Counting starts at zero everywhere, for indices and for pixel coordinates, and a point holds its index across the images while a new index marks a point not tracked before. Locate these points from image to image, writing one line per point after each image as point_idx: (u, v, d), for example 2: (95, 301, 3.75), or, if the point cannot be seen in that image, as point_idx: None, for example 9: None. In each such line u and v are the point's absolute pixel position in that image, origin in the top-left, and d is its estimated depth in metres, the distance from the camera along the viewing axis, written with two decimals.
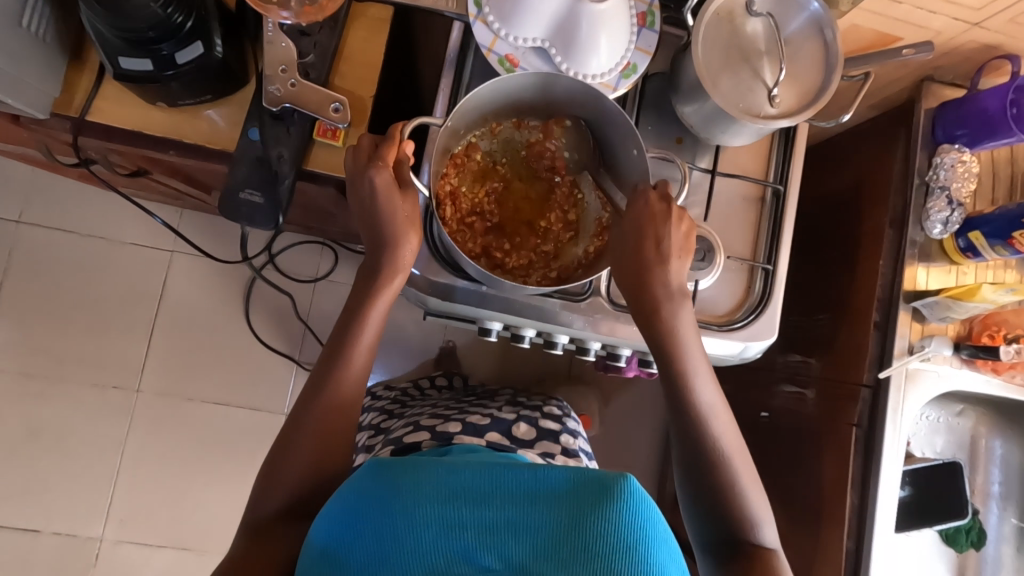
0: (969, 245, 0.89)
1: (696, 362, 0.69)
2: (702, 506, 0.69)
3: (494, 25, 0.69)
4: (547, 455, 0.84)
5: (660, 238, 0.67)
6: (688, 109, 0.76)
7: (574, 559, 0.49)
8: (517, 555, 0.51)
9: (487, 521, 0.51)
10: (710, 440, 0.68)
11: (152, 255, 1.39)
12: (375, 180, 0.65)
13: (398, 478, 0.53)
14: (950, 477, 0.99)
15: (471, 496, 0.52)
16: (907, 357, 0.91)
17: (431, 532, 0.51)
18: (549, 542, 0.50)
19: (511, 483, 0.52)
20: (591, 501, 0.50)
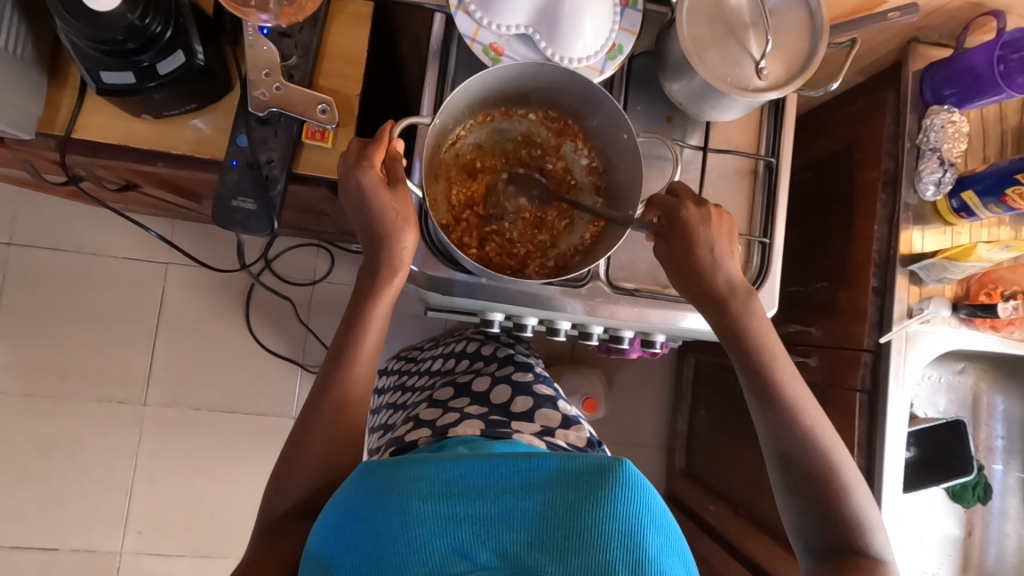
0: (962, 205, 0.89)
1: (777, 353, 0.71)
2: (808, 510, 0.67)
3: (476, 14, 0.68)
4: (546, 431, 0.82)
5: (709, 242, 0.69)
6: (676, 87, 0.75)
7: (570, 543, 0.50)
8: (513, 547, 0.51)
9: (485, 512, 0.51)
10: (805, 434, 0.68)
11: (148, 268, 1.38)
12: (362, 180, 0.65)
13: (394, 476, 0.54)
14: (952, 435, 1.01)
15: (466, 488, 0.53)
16: (906, 321, 0.92)
17: (425, 530, 0.51)
18: (545, 528, 0.51)
19: (505, 474, 0.53)
20: (585, 482, 0.51)
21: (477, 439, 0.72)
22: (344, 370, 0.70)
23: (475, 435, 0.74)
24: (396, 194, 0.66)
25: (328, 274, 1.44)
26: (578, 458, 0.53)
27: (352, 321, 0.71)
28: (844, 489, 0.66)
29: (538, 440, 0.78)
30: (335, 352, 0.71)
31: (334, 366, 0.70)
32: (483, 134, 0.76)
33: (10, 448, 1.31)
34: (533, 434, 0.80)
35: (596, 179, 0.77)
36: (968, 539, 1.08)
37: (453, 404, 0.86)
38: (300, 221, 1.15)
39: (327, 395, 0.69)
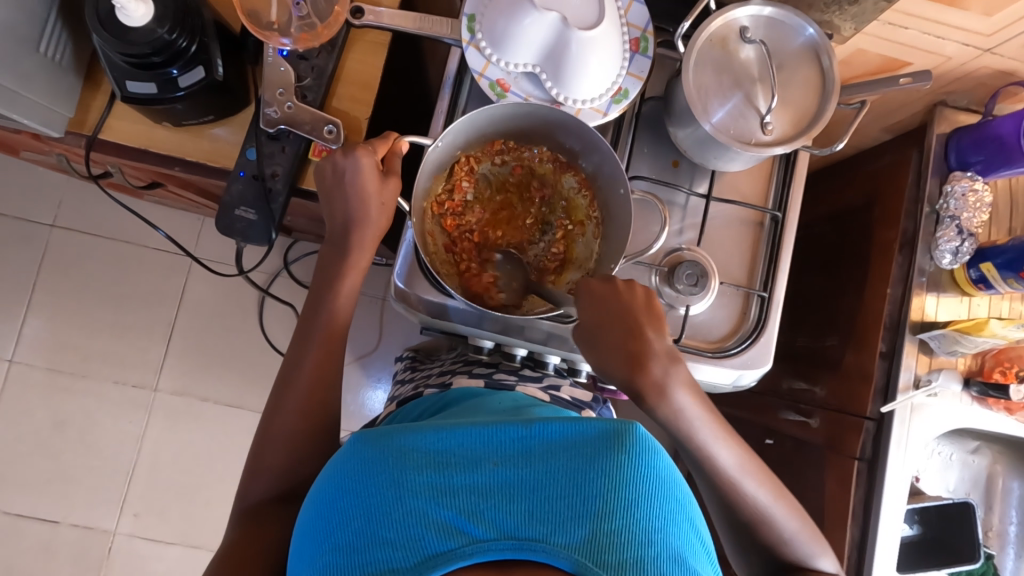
0: (981, 276, 0.85)
1: (705, 431, 0.66)
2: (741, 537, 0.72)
3: (486, 50, 0.70)
4: (551, 386, 0.82)
5: (630, 317, 0.66)
6: (681, 134, 0.75)
7: (575, 508, 0.48)
8: (514, 518, 0.48)
9: (485, 479, 0.50)
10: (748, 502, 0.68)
11: (173, 260, 1.44)
12: (359, 163, 0.68)
13: (391, 446, 0.53)
14: (961, 520, 0.95)
15: (464, 458, 0.52)
16: (912, 391, 0.88)
17: (421, 500, 0.49)
18: (549, 494, 0.49)
19: (507, 442, 0.53)
20: (587, 446, 0.52)
21: (478, 391, 0.77)
22: (314, 377, 0.71)
23: (478, 387, 0.78)
24: (386, 185, 0.70)
25: None
26: (579, 423, 0.54)
27: (328, 324, 0.72)
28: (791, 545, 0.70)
29: (540, 393, 0.79)
30: (296, 354, 0.71)
31: (298, 363, 0.71)
32: (493, 168, 0.77)
33: (26, 420, 1.37)
34: (537, 388, 0.80)
35: (599, 230, 0.75)
36: None
37: (462, 367, 0.85)
38: (316, 229, 1.19)
39: (287, 396, 0.70)
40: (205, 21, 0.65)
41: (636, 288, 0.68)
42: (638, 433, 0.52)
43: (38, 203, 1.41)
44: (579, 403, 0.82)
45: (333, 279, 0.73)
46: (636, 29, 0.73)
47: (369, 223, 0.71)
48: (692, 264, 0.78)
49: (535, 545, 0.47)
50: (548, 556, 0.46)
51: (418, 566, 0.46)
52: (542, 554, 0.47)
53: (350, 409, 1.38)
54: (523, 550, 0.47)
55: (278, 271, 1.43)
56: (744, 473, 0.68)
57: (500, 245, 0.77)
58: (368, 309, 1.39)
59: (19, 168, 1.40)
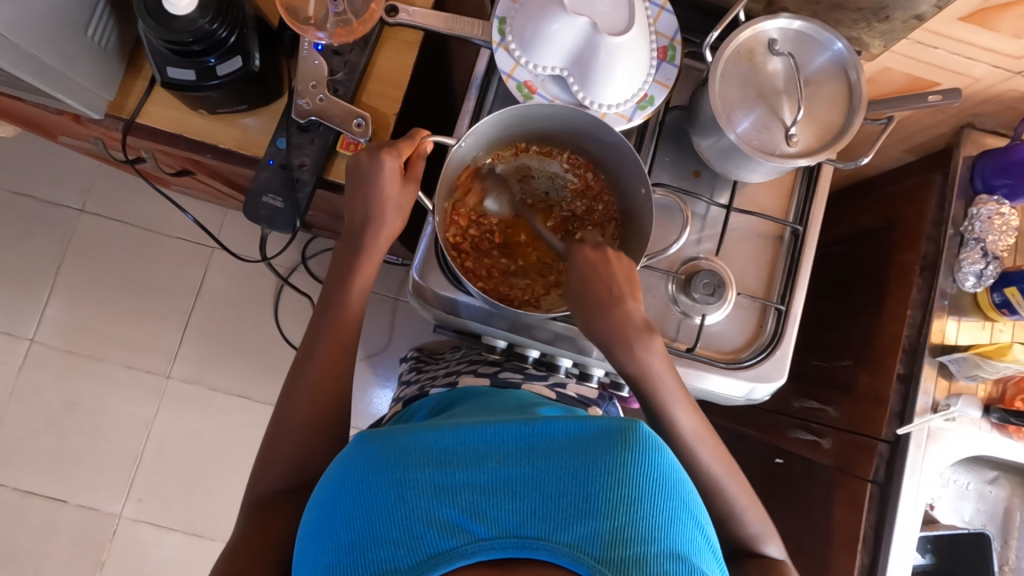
0: (1004, 300, 0.84)
1: (674, 397, 0.68)
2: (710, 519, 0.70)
3: (515, 52, 0.72)
4: (557, 384, 0.83)
5: (608, 281, 0.68)
6: (705, 144, 0.76)
7: (577, 507, 0.48)
8: (515, 517, 0.48)
9: (486, 477, 0.50)
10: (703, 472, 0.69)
11: (194, 249, 1.47)
12: (384, 166, 0.69)
13: (393, 445, 0.53)
14: (974, 549, 0.94)
15: (465, 456, 0.52)
16: (928, 415, 0.86)
17: (423, 499, 0.49)
18: (550, 493, 0.49)
19: (510, 441, 0.52)
20: (590, 444, 0.51)
21: (484, 390, 0.77)
22: (324, 367, 0.71)
23: (484, 385, 0.79)
24: (407, 188, 0.71)
25: None
26: (582, 420, 0.53)
27: (345, 314, 0.73)
28: (746, 523, 0.69)
29: (546, 390, 0.80)
30: (307, 346, 0.72)
31: (311, 354, 0.72)
32: (516, 169, 0.78)
33: (42, 399, 1.40)
34: (543, 385, 0.81)
35: (617, 235, 0.77)
36: None
37: (467, 367, 0.86)
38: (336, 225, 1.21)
39: (300, 385, 0.70)
40: (247, 14, 0.67)
41: (611, 254, 0.69)
42: (642, 430, 0.52)
43: (69, 188, 1.45)
44: (585, 400, 0.82)
45: (352, 270, 0.74)
46: (663, 38, 0.74)
47: (386, 222, 0.72)
48: (709, 274, 0.78)
49: (536, 544, 0.47)
50: (550, 554, 0.47)
51: (420, 564, 0.46)
52: (544, 553, 0.47)
53: (357, 407, 1.39)
54: (525, 549, 0.47)
55: (296, 265, 1.45)
56: (702, 444, 0.69)
57: (517, 241, 0.77)
58: (380, 308, 1.41)
59: (52, 153, 1.45)
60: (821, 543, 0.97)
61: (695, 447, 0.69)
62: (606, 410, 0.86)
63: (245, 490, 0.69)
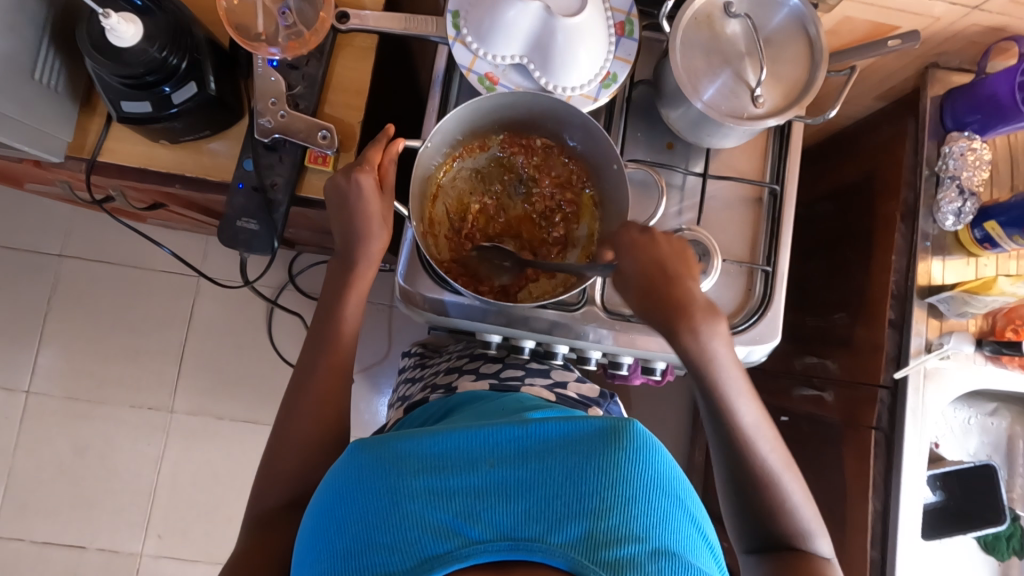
0: (985, 236, 0.85)
1: (736, 384, 0.67)
2: (750, 513, 0.68)
3: (473, 45, 0.71)
4: (558, 384, 0.83)
5: (666, 265, 0.66)
6: (674, 114, 0.76)
7: (572, 507, 0.49)
8: (510, 517, 0.48)
9: (481, 481, 0.50)
10: (758, 458, 0.67)
11: (181, 281, 1.46)
12: (361, 184, 0.68)
13: (388, 452, 0.53)
14: (983, 481, 0.96)
15: (460, 460, 0.52)
16: (924, 356, 0.87)
17: (418, 504, 0.49)
18: (544, 494, 0.49)
19: (504, 444, 0.53)
20: (583, 444, 0.52)
21: (484, 395, 0.77)
22: (329, 380, 0.71)
23: (484, 390, 0.78)
24: (386, 199, 0.71)
25: None
26: (575, 421, 0.54)
27: (329, 331, 0.72)
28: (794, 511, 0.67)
29: (548, 392, 0.80)
30: (303, 364, 0.72)
31: (312, 369, 0.72)
32: (493, 155, 0.77)
33: (47, 448, 1.39)
34: (544, 385, 0.82)
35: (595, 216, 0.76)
36: None
37: (468, 365, 0.85)
38: (319, 240, 1.20)
39: (301, 398, 0.70)
40: (197, 38, 0.66)
41: (657, 236, 0.68)
42: (635, 430, 0.53)
43: (46, 235, 1.43)
44: (586, 401, 0.82)
45: (333, 290, 0.74)
46: (619, 14, 0.73)
47: (373, 234, 0.71)
48: (694, 245, 0.78)
49: (531, 546, 0.47)
50: (545, 555, 0.46)
51: (415, 570, 0.45)
52: (539, 553, 0.47)
53: (366, 419, 1.39)
54: (521, 551, 0.47)
55: (285, 285, 1.44)
56: (763, 436, 0.68)
57: (509, 238, 0.77)
58: (375, 315, 1.40)
59: (20, 200, 1.42)
60: (835, 495, 0.98)
61: (755, 440, 0.67)
62: (609, 410, 0.86)
63: (251, 506, 0.69)
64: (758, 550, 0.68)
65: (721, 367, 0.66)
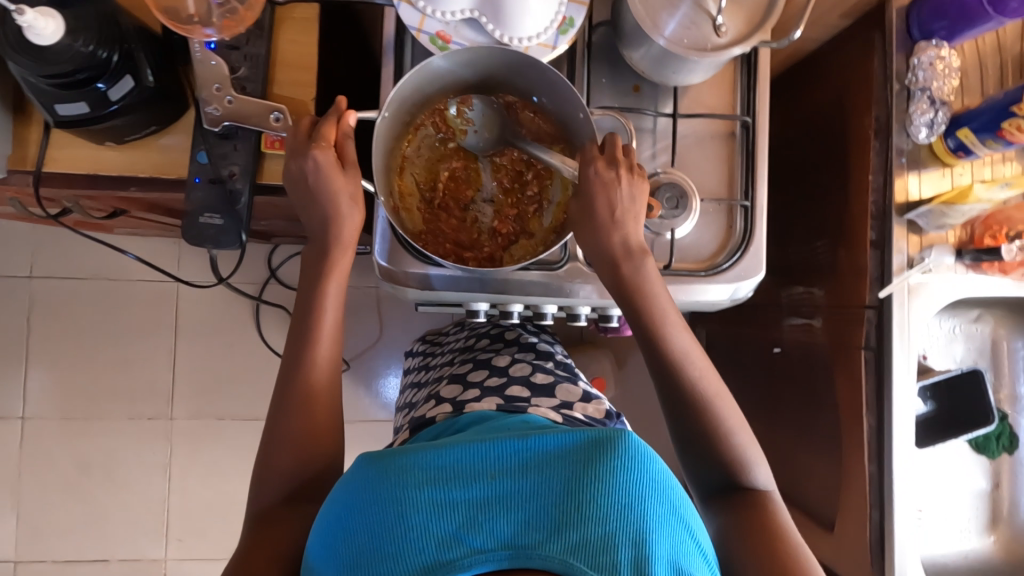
0: (959, 144, 0.85)
1: (668, 313, 0.71)
2: (699, 456, 0.73)
3: (419, 3, 0.67)
4: (565, 405, 0.81)
5: (613, 200, 0.68)
6: (636, 54, 0.74)
7: (570, 517, 0.51)
8: (510, 528, 0.51)
9: (482, 493, 0.52)
10: (692, 385, 0.71)
11: (159, 287, 1.42)
12: (319, 160, 0.65)
13: (391, 466, 0.54)
14: (973, 386, 0.98)
15: (462, 472, 0.54)
16: (907, 272, 0.88)
17: (421, 517, 0.51)
18: (544, 503, 0.52)
19: (504, 456, 0.54)
20: (580, 456, 0.54)
21: (490, 415, 0.75)
22: (318, 368, 0.71)
23: (490, 410, 0.77)
24: (350, 177, 0.68)
25: None
26: (573, 433, 0.55)
27: (311, 320, 0.71)
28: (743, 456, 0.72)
29: (555, 413, 0.78)
30: (290, 361, 0.71)
31: (299, 360, 0.71)
32: (454, 118, 0.74)
33: (53, 470, 1.38)
34: (550, 407, 0.80)
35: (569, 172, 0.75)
36: (996, 492, 1.05)
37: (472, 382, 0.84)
38: (292, 229, 1.17)
39: (291, 386, 0.70)
40: (125, 28, 0.62)
41: (625, 168, 0.68)
42: (630, 438, 0.54)
43: (11, 257, 1.38)
44: (595, 421, 0.81)
45: (309, 279, 0.72)
46: None
47: (344, 223, 0.69)
48: (670, 187, 0.78)
49: (530, 555, 0.49)
50: (543, 562, 0.49)
51: None
52: (539, 562, 0.49)
53: (368, 402, 1.40)
54: (521, 560, 0.49)
55: (266, 279, 1.42)
56: (694, 362, 0.72)
57: (485, 200, 0.75)
58: (361, 299, 1.38)
59: None
60: (831, 417, 1.00)
61: (685, 362, 0.71)
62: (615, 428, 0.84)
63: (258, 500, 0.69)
64: (709, 490, 0.73)
65: (652, 294, 0.70)
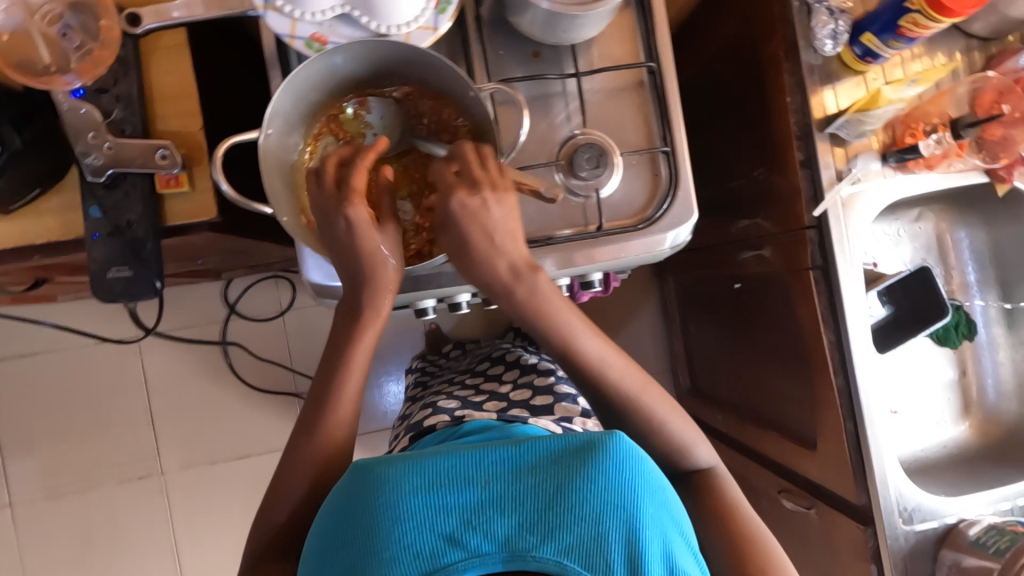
0: (865, 50, 0.85)
1: (574, 325, 0.74)
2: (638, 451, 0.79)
3: (285, 8, 0.64)
4: (564, 420, 0.91)
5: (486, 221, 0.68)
6: (523, 21, 0.73)
7: (561, 521, 0.53)
8: (505, 531, 0.53)
9: (477, 500, 0.54)
10: (617, 390, 0.75)
11: (118, 346, 1.39)
12: (351, 218, 0.65)
13: (385, 474, 0.56)
14: (924, 284, 0.98)
15: (457, 479, 0.56)
16: (838, 186, 0.89)
17: (416, 523, 0.54)
18: (539, 504, 0.54)
19: (498, 462, 0.56)
20: (571, 460, 0.56)
21: (494, 424, 0.83)
22: None
23: (492, 420, 0.85)
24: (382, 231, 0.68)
25: (293, 300, 1.43)
26: (564, 438, 0.58)
27: None
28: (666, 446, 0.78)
29: (555, 426, 0.88)
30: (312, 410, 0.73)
31: None
32: (351, 120, 0.71)
33: (53, 548, 1.36)
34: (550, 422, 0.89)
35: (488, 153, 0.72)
36: (965, 378, 1.08)
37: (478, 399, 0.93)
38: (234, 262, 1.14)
39: (311, 436, 0.72)
40: None
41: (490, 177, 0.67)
42: (618, 441, 0.57)
43: None
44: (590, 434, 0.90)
45: (337, 338, 0.73)
46: None
47: (379, 278, 0.69)
48: (589, 148, 0.77)
49: (524, 557, 0.52)
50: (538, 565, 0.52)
51: None
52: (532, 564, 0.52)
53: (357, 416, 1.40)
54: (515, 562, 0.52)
55: (227, 316, 1.40)
56: (613, 366, 0.75)
57: (405, 197, 0.73)
58: None
59: None
60: (796, 340, 1.02)
61: (605, 369, 0.75)
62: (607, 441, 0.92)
63: None
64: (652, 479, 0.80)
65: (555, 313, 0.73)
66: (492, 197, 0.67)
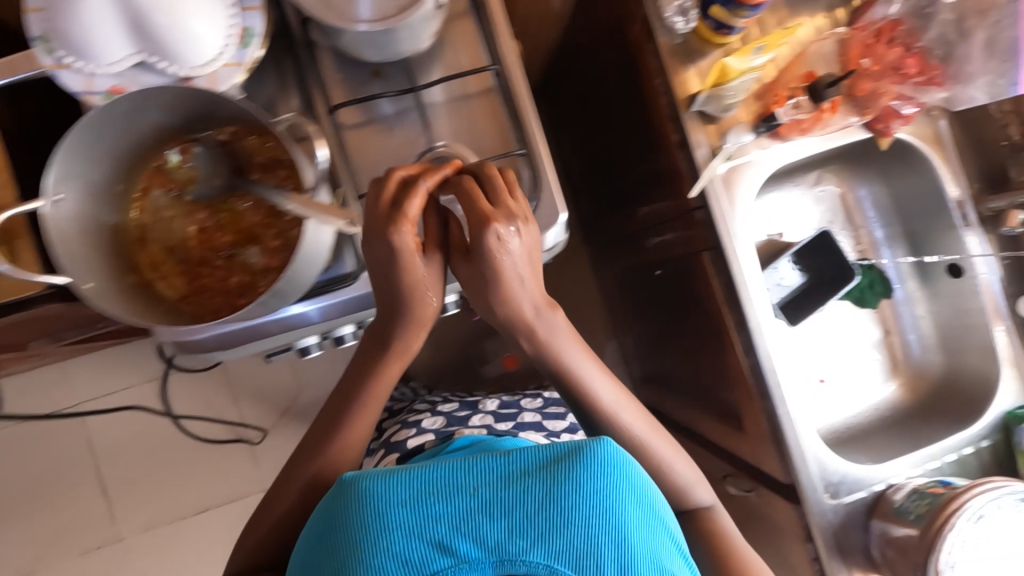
0: (718, 22, 0.81)
1: (579, 359, 0.71)
2: None
3: (75, 64, 0.61)
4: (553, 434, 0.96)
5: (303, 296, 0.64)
6: (345, 42, 0.70)
7: (552, 536, 0.51)
8: (494, 539, 0.51)
9: (464, 511, 0.52)
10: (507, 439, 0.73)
11: (47, 419, 1.36)
12: (395, 244, 0.62)
13: (370, 489, 0.53)
14: (826, 248, 0.96)
15: (445, 491, 0.53)
16: (713, 164, 0.86)
17: (399, 538, 0.51)
18: (531, 516, 0.51)
19: (486, 474, 0.53)
20: (568, 469, 0.53)
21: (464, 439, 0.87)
22: None
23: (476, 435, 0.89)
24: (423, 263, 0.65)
25: None
26: (557, 444, 0.54)
27: None
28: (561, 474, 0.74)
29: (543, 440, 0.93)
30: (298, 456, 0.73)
31: None
32: (175, 172, 0.69)
33: None
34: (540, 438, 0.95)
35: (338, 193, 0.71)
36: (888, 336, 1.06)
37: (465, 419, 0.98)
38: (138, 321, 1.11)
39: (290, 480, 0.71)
40: None
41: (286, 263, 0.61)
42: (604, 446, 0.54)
43: None
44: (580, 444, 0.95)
45: (370, 363, 0.72)
46: None
47: (418, 312, 0.67)
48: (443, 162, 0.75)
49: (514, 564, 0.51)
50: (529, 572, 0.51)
51: None
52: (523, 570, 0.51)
53: None
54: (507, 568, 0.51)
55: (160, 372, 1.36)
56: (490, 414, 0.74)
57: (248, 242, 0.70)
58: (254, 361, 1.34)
59: None
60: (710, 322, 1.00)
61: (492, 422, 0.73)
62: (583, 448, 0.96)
63: None
64: None
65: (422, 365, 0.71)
66: (524, 231, 0.62)
